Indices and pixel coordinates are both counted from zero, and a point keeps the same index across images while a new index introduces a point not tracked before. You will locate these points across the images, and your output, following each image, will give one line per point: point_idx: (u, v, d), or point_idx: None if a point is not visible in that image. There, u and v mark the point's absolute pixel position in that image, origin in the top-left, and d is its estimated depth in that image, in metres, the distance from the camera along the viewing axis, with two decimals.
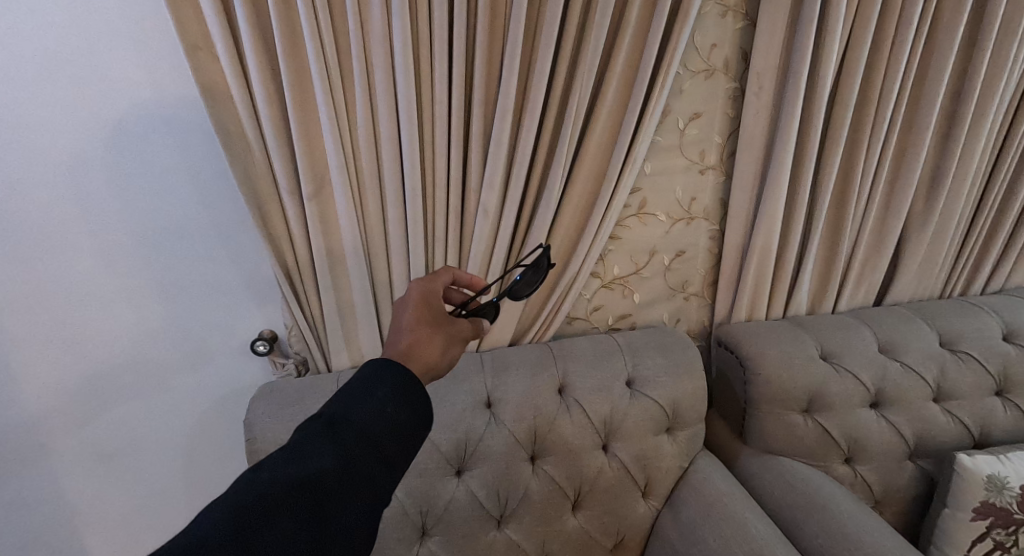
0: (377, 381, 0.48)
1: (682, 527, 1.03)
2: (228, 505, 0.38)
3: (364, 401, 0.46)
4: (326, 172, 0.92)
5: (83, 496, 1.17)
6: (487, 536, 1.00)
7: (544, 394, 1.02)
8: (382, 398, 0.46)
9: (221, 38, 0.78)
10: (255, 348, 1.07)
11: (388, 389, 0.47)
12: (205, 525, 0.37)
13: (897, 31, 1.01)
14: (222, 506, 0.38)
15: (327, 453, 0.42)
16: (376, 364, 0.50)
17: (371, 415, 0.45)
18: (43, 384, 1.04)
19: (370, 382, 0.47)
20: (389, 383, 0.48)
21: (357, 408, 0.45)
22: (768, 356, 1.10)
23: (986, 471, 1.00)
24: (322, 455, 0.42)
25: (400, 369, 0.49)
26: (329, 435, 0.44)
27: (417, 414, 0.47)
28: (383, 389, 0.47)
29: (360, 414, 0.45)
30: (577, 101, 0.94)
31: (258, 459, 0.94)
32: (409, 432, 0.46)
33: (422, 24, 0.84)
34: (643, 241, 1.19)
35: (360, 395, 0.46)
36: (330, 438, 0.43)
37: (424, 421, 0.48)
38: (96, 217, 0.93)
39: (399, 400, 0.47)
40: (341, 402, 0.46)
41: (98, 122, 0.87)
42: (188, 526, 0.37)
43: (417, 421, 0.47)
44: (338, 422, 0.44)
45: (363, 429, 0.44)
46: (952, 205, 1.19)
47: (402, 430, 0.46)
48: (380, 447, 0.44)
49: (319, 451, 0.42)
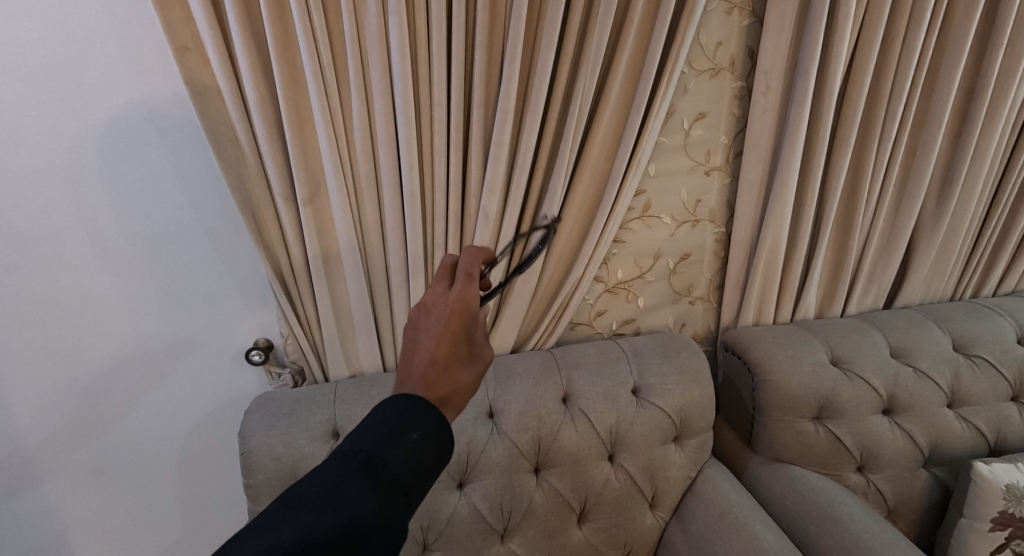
0: (409, 418, 0.44)
1: (692, 539, 1.00)
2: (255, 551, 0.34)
3: (398, 444, 0.42)
4: (321, 176, 0.89)
5: (71, 509, 1.13)
6: (489, 550, 0.98)
7: (548, 404, 0.99)
8: (417, 441, 0.43)
9: (211, 37, 0.75)
10: (249, 357, 1.04)
11: (423, 432, 0.44)
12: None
13: (909, 28, 0.98)
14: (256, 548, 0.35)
15: (361, 498, 0.39)
16: (412, 400, 0.45)
17: (405, 461, 0.42)
18: (34, 396, 1.01)
19: (403, 419, 0.44)
20: (425, 424, 0.44)
21: (392, 450, 0.42)
22: (778, 362, 1.07)
23: (1005, 480, 0.97)
24: (356, 500, 0.39)
25: (433, 413, 0.45)
26: (366, 476, 0.40)
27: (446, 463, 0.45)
28: (418, 431, 0.43)
29: (395, 456, 0.42)
30: (580, 100, 0.91)
31: (253, 474, 0.90)
32: (433, 476, 0.44)
33: (420, 23, 0.81)
34: (648, 244, 1.16)
35: (395, 435, 0.43)
36: (366, 480, 0.40)
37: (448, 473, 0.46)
38: (87, 224, 0.90)
39: (435, 447, 0.44)
40: (373, 439, 0.43)
41: (84, 126, 0.84)
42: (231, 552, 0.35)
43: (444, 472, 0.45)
44: (369, 462, 0.41)
45: (398, 472, 0.41)
46: (964, 205, 1.16)
47: (432, 473, 0.44)
48: (408, 490, 0.42)
49: (350, 495, 0.39)
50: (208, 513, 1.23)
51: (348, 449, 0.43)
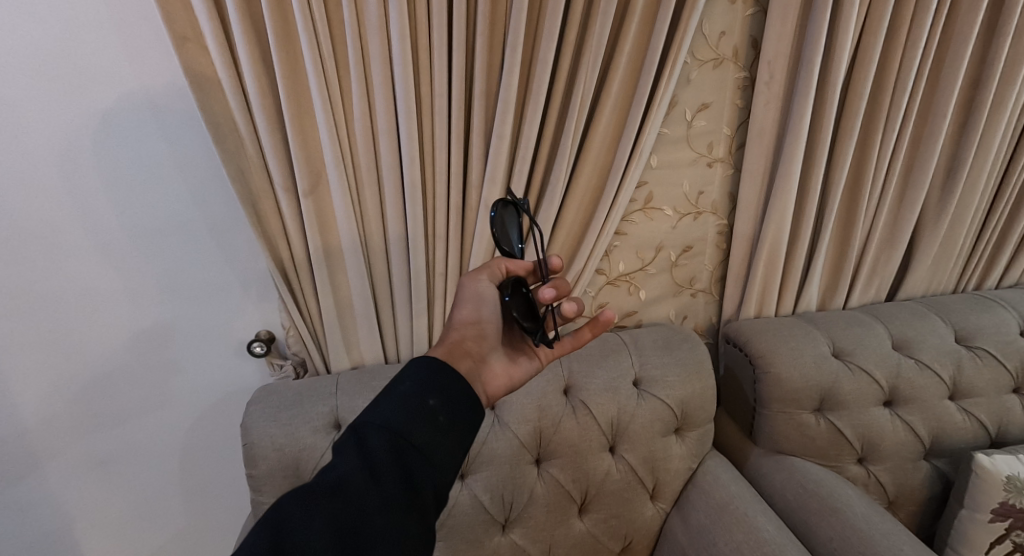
0: (398, 379, 0.53)
1: (692, 529, 1.00)
2: (296, 505, 0.43)
3: (391, 401, 0.50)
4: (323, 167, 0.89)
5: (76, 500, 1.14)
6: (491, 541, 0.98)
7: (549, 396, 1.00)
8: (406, 391, 0.51)
9: (209, 26, 0.74)
10: (252, 349, 1.04)
11: (412, 384, 0.52)
12: (283, 510, 0.43)
13: (915, 17, 0.97)
14: (296, 506, 0.43)
15: (353, 457, 0.47)
16: (416, 362, 0.55)
17: (393, 409, 0.50)
18: (38, 388, 1.02)
19: (397, 380, 0.53)
20: (414, 377, 0.53)
21: (382, 406, 0.50)
22: (779, 354, 1.07)
23: (1005, 471, 0.97)
24: (349, 456, 0.47)
25: (422, 366, 0.54)
26: (359, 442, 0.48)
27: (452, 403, 0.52)
28: (407, 383, 0.52)
29: (385, 410, 0.50)
30: (582, 90, 0.90)
31: (256, 464, 0.91)
32: (432, 413, 0.50)
33: (421, 13, 0.80)
34: (650, 235, 1.16)
35: (389, 398, 0.51)
36: (360, 445, 0.48)
37: (465, 420, 0.53)
38: (85, 216, 0.90)
39: (430, 389, 0.52)
40: (375, 412, 0.50)
41: (84, 117, 0.84)
42: (273, 508, 0.44)
43: (456, 418, 0.52)
44: (369, 430, 0.48)
45: (386, 422, 0.49)
46: (968, 197, 1.15)
47: (435, 416, 0.50)
48: (407, 434, 0.48)
49: (346, 455, 0.47)
50: (211, 504, 1.24)
51: (356, 434, 0.49)
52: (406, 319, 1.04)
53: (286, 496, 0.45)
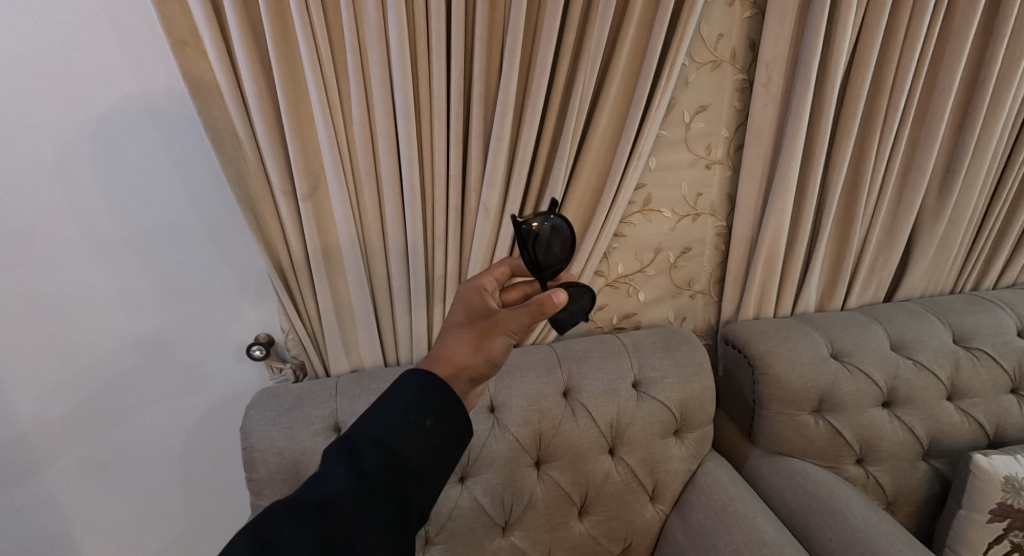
0: (397, 392, 0.48)
1: (691, 530, 1.00)
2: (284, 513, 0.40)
3: (388, 415, 0.47)
4: (322, 171, 0.89)
5: (75, 503, 1.14)
6: (491, 544, 0.98)
7: (549, 398, 1.00)
8: (404, 406, 0.47)
9: (209, 31, 0.74)
10: (251, 352, 1.04)
11: (410, 399, 0.48)
12: (271, 519, 0.40)
13: (912, 20, 0.97)
14: (284, 518, 0.40)
15: (343, 473, 0.43)
16: (413, 374, 0.50)
17: (386, 427, 0.45)
18: (36, 392, 1.01)
19: (394, 393, 0.48)
20: (415, 390, 0.49)
21: (378, 423, 0.46)
22: (778, 355, 1.08)
23: (1003, 472, 0.97)
24: (336, 474, 0.43)
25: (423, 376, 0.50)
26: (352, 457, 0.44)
27: (450, 425, 0.48)
28: (405, 398, 0.48)
29: (379, 426, 0.45)
30: (581, 94, 0.91)
31: (255, 468, 0.91)
32: (423, 435, 0.46)
33: (419, 17, 0.81)
34: (649, 238, 1.16)
35: (380, 413, 0.47)
36: (351, 461, 0.44)
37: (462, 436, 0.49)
38: (82, 219, 0.90)
39: (427, 408, 0.47)
40: (369, 426, 0.46)
41: (83, 121, 0.84)
42: (259, 518, 0.41)
43: (452, 439, 0.48)
44: (363, 442, 0.45)
45: (379, 440, 0.45)
46: (965, 198, 1.16)
47: (430, 439, 0.46)
48: (400, 454, 0.44)
49: (335, 473, 0.43)
50: (211, 508, 1.24)
51: (354, 444, 0.45)
52: (406, 321, 1.04)
53: (272, 508, 0.41)
